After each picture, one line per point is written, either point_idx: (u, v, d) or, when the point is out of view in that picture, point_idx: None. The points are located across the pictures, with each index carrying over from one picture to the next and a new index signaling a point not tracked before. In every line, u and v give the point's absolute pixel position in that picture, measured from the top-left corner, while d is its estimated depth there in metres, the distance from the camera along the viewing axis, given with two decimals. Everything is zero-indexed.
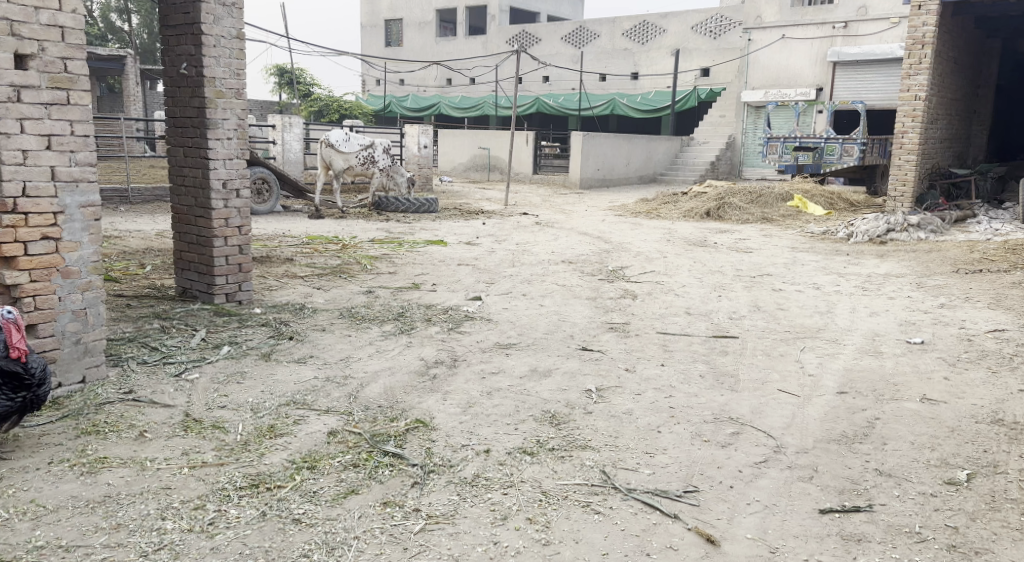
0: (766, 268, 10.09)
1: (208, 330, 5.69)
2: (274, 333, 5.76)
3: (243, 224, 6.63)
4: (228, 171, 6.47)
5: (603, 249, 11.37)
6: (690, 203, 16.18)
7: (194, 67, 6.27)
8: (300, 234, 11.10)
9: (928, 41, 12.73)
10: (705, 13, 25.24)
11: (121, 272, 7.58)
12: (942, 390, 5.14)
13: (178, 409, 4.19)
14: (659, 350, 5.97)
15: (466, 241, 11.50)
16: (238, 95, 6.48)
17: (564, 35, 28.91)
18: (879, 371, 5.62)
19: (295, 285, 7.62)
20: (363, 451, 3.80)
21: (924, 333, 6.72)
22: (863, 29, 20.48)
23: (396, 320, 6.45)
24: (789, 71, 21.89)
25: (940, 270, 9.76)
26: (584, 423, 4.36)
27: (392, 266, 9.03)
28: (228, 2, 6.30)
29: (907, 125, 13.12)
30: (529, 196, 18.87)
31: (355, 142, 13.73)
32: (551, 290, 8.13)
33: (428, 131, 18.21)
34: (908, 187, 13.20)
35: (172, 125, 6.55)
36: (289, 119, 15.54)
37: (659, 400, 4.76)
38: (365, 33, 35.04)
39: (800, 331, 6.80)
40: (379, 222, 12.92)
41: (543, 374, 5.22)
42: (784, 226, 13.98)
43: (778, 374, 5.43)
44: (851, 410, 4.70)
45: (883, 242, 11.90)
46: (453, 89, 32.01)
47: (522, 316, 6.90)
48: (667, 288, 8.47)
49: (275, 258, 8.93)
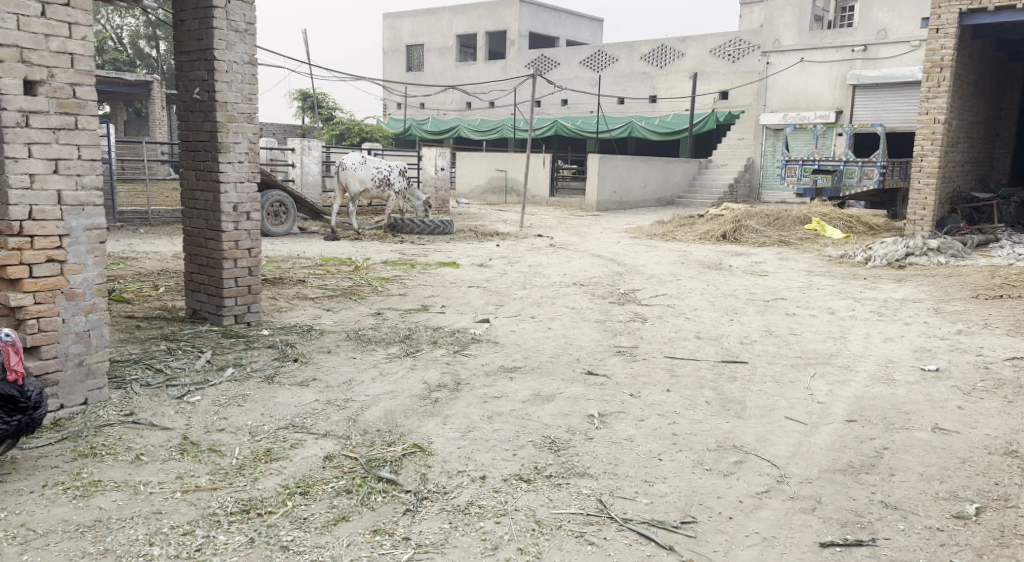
0: (780, 292, 10.00)
1: (214, 352, 5.71)
2: (280, 355, 5.76)
3: (253, 246, 6.66)
4: (239, 194, 6.51)
5: (616, 271, 11.33)
6: (707, 226, 16.10)
7: (206, 92, 6.35)
8: (314, 256, 11.17)
9: (947, 64, 12.64)
10: (724, 37, 25.24)
11: (134, 293, 7.65)
12: (954, 419, 5.03)
13: (175, 432, 4.21)
14: (665, 375, 5.90)
15: (478, 263, 11.51)
16: (250, 119, 6.54)
17: (583, 59, 29.07)
18: (891, 399, 5.50)
19: (304, 306, 7.65)
20: (358, 476, 3.80)
21: (940, 360, 6.60)
22: (883, 52, 20.40)
23: (402, 342, 6.44)
24: (807, 94, 21.84)
25: (958, 295, 9.62)
26: (584, 449, 4.31)
27: (403, 288, 9.05)
28: (240, 28, 6.38)
29: (926, 148, 12.99)
30: (546, 219, 18.87)
31: (371, 165, 13.83)
32: (560, 313, 8.10)
33: (445, 153, 18.34)
34: (927, 210, 13.04)
35: (185, 149, 6.61)
36: (308, 142, 15.69)
37: (661, 427, 4.69)
38: (387, 57, 35.45)
39: (811, 356, 6.71)
40: (394, 244, 12.97)
41: (546, 398, 5.18)
42: (801, 250, 13.85)
43: (786, 402, 5.34)
44: (859, 440, 4.61)
45: (902, 266, 11.75)
46: (473, 113, 32.24)
47: (529, 339, 6.86)
48: (678, 312, 8.41)
49: (287, 279, 8.98)
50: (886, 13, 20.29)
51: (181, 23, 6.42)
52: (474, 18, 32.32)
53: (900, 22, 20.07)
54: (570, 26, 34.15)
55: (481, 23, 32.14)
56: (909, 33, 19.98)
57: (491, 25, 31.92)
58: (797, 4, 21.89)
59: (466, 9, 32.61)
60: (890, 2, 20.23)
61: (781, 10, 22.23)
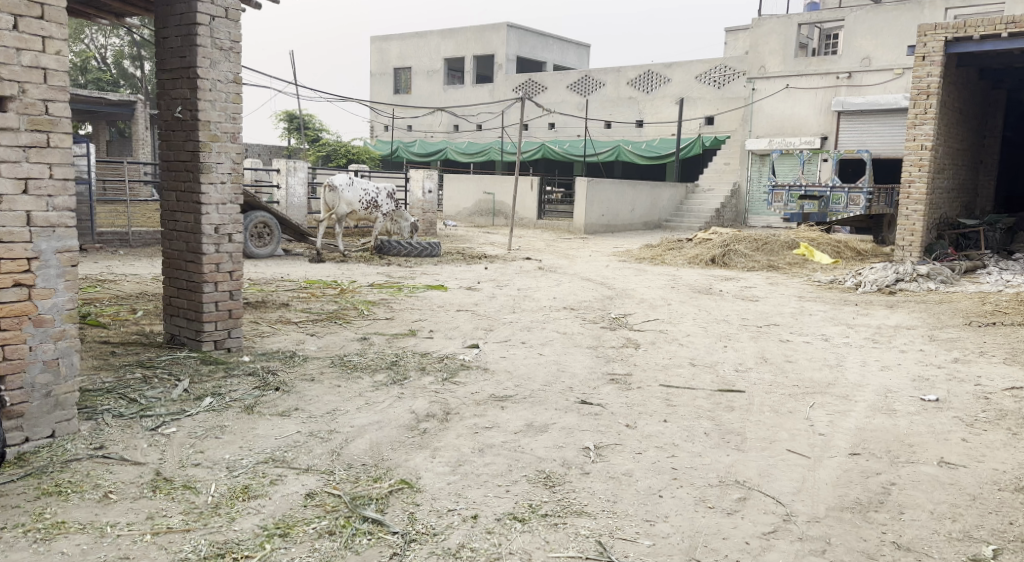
0: (772, 318, 9.86)
1: (192, 380, 5.46)
2: (260, 383, 5.52)
3: (235, 269, 6.43)
4: (221, 216, 6.30)
5: (606, 295, 11.18)
6: (695, 250, 16.00)
7: (189, 111, 6.15)
8: (298, 278, 10.94)
9: (933, 91, 12.66)
10: (709, 63, 25.39)
11: (110, 317, 7.39)
12: (960, 453, 4.87)
13: (148, 467, 3.97)
14: (661, 404, 5.70)
15: (466, 286, 11.31)
16: (234, 139, 6.35)
17: (570, 84, 29.12)
18: (893, 430, 5.34)
19: (287, 331, 7.41)
20: (341, 516, 3.58)
21: (939, 390, 6.45)
22: (867, 80, 20.57)
23: (388, 368, 6.22)
24: (793, 120, 21.90)
25: (952, 322, 9.52)
26: (580, 485, 4.10)
27: (389, 312, 8.83)
28: (225, 46, 6.21)
29: (914, 174, 12.96)
30: (534, 241, 18.74)
31: (359, 187, 13.65)
32: (550, 338, 7.90)
33: (432, 176, 18.22)
34: (916, 236, 12.99)
35: (165, 169, 6.40)
36: (295, 163, 15.49)
37: (660, 460, 4.49)
38: (374, 80, 35.41)
39: (808, 386, 6.53)
40: (381, 266, 12.75)
41: (539, 429, 4.97)
42: (791, 275, 13.76)
43: (787, 434, 5.16)
44: (864, 474, 4.44)
45: (892, 291, 11.68)
46: (460, 136, 32.21)
47: (520, 366, 6.66)
48: (671, 338, 8.24)
49: (270, 303, 8.74)
50: (870, 41, 20.53)
51: (164, 40, 6.24)
52: (462, 42, 32.39)
53: (883, 49, 20.31)
54: (557, 51, 34.30)
55: (469, 48, 32.21)
56: (893, 61, 20.15)
57: (478, 49, 31.99)
58: (781, 31, 22.11)
59: (453, 33, 32.68)
60: (874, 30, 20.49)
61: (766, 36, 22.35)
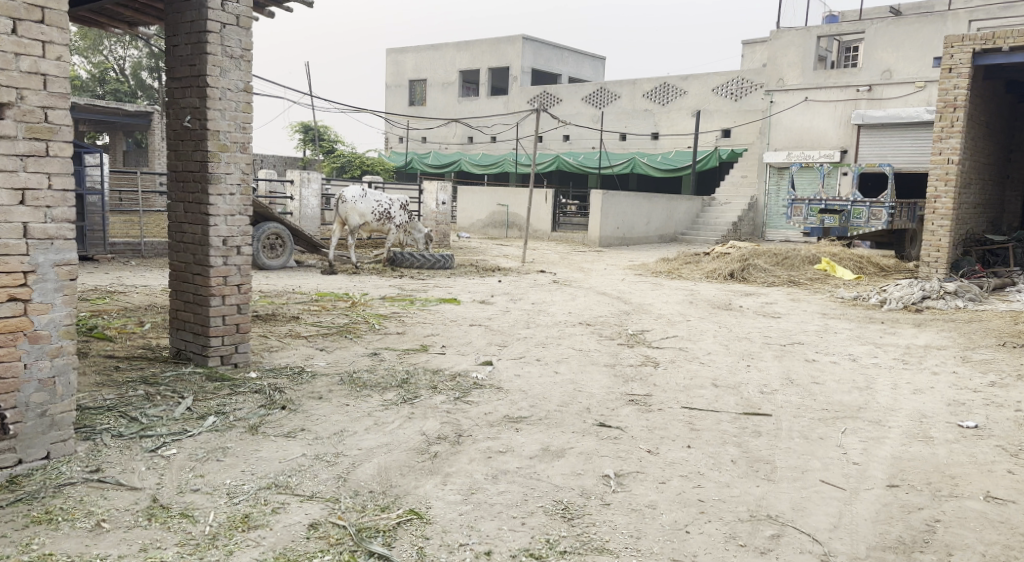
0: (795, 336, 9.55)
1: (196, 398, 5.24)
2: (266, 401, 5.29)
3: (243, 282, 6.23)
4: (229, 227, 6.10)
5: (623, 310, 10.92)
6: (713, 264, 15.71)
7: (198, 120, 5.97)
8: (309, 290, 10.74)
9: (960, 104, 12.33)
10: (727, 76, 25.13)
11: (116, 329, 7.22)
12: (1008, 487, 4.59)
13: (144, 492, 3.75)
14: (684, 429, 5.43)
15: (480, 299, 11.09)
16: (243, 149, 6.15)
17: (586, 96, 28.93)
18: (932, 460, 5.05)
19: (295, 345, 7.20)
20: (346, 550, 3.36)
21: (977, 416, 6.13)
22: (889, 93, 20.22)
23: (399, 387, 5.97)
24: (812, 133, 21.56)
25: (983, 342, 9.19)
26: (601, 518, 3.86)
27: (401, 326, 8.61)
28: (236, 54, 6.02)
29: (940, 189, 12.61)
30: (548, 254, 18.51)
31: (372, 198, 13.48)
32: (566, 355, 7.63)
33: (446, 187, 18.06)
34: (943, 252, 12.63)
35: (173, 179, 6.22)
36: (308, 174, 15.37)
37: (685, 491, 4.23)
38: (390, 92, 35.38)
39: (837, 410, 6.22)
40: (393, 279, 12.53)
41: (556, 455, 4.71)
42: (813, 291, 13.44)
43: (819, 462, 4.87)
44: (905, 509, 4.17)
45: (919, 309, 11.34)
46: (475, 147, 32.10)
47: (535, 385, 6.40)
48: (691, 356, 7.97)
49: (279, 316, 8.54)
50: (891, 53, 20.22)
51: (173, 48, 6.07)
52: (478, 54, 32.31)
53: (905, 62, 19.99)
54: (573, 63, 34.17)
55: (485, 59, 32.12)
56: (914, 74, 19.81)
57: (494, 61, 31.90)
58: (800, 44, 21.84)
59: (469, 45, 32.61)
60: (895, 43, 20.18)
61: (785, 49, 22.09)
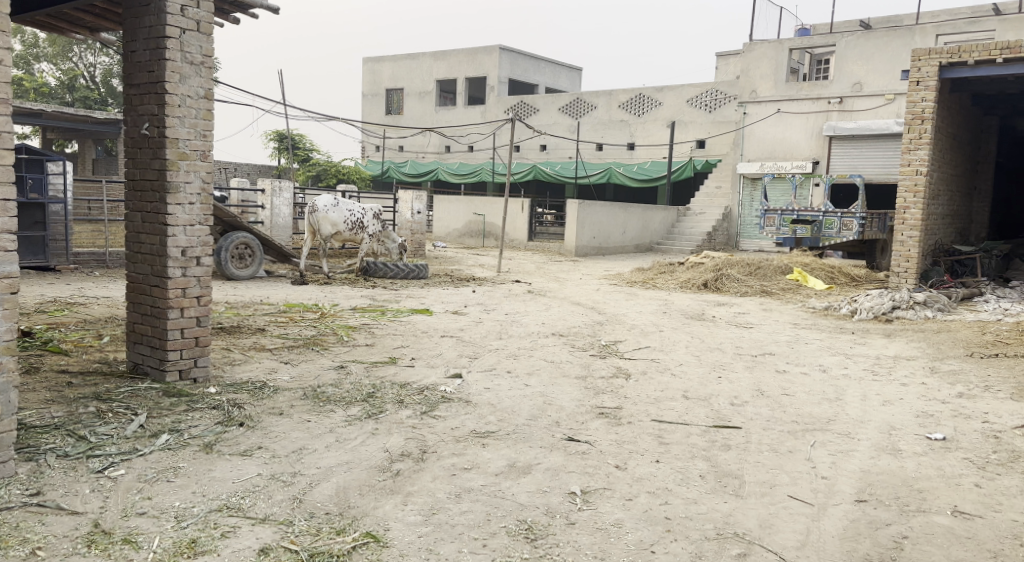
0: (767, 346, 9.52)
1: (150, 415, 5.06)
2: (223, 418, 5.13)
3: (202, 294, 6.06)
4: (189, 238, 5.94)
5: (597, 320, 10.85)
6: (687, 274, 15.71)
7: (156, 127, 5.81)
8: (277, 301, 10.56)
9: (928, 116, 12.44)
10: (701, 87, 25.29)
11: (74, 343, 7.01)
12: (975, 501, 4.56)
13: (86, 517, 3.60)
14: (653, 442, 5.35)
15: (452, 310, 10.99)
16: (204, 157, 5.99)
17: (561, 106, 28.96)
18: (901, 473, 5.01)
19: (259, 359, 7.03)
20: None
21: (945, 428, 6.12)
22: (859, 105, 20.46)
23: (364, 401, 5.83)
24: (785, 144, 21.73)
25: (952, 353, 9.23)
26: (564, 538, 3.77)
27: (370, 337, 8.46)
28: (197, 60, 5.89)
29: (909, 200, 12.70)
30: (524, 263, 18.44)
31: (344, 207, 13.31)
32: (537, 367, 7.53)
33: (421, 197, 17.96)
34: (912, 263, 12.71)
35: (131, 188, 6.05)
36: (280, 183, 15.16)
37: (652, 509, 4.15)
38: (365, 101, 35.19)
39: (807, 422, 6.17)
40: (366, 289, 12.37)
41: (522, 471, 4.61)
42: (785, 301, 13.47)
43: (787, 477, 4.81)
44: (873, 526, 4.14)
45: (889, 319, 11.38)
46: (451, 156, 32.02)
47: (504, 398, 6.29)
48: (663, 367, 7.90)
49: (245, 328, 8.36)
50: (861, 66, 20.42)
51: (131, 54, 5.91)
52: (454, 63, 32.28)
53: (875, 75, 20.19)
54: (549, 73, 34.25)
55: (461, 69, 32.09)
56: (884, 86, 20.04)
57: (470, 71, 31.88)
58: (773, 56, 21.99)
59: (446, 55, 32.57)
60: (865, 56, 20.39)
61: (757, 61, 22.23)
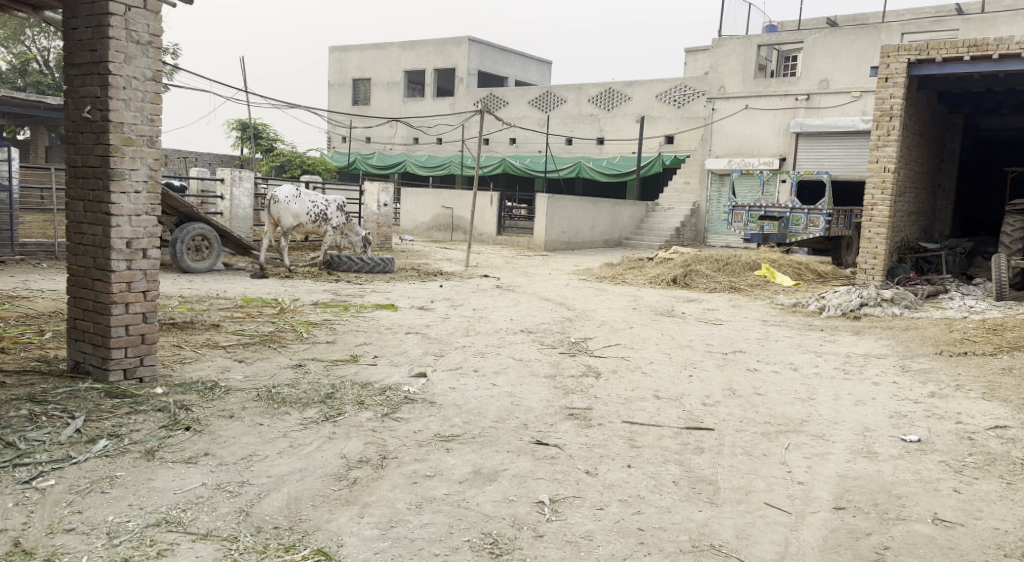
0: (737, 344, 9.38)
1: (89, 418, 4.73)
2: (168, 421, 4.82)
3: (149, 288, 5.71)
4: (134, 229, 5.59)
5: (566, 316, 10.64)
6: (656, 270, 15.56)
7: (99, 110, 5.45)
8: (234, 296, 10.16)
9: (896, 113, 12.40)
10: (670, 83, 25.25)
11: (11, 339, 6.61)
12: (955, 507, 4.42)
13: (6, 536, 3.30)
14: (624, 446, 5.13)
15: (419, 305, 10.70)
16: (151, 143, 5.64)
17: (531, 99, 28.69)
18: (878, 478, 4.86)
19: (212, 357, 6.69)
20: None
21: (920, 430, 5.99)
22: (826, 102, 20.47)
23: (322, 403, 5.53)
24: (752, 140, 21.71)
25: (921, 351, 9.18)
26: (531, 553, 3.54)
27: (331, 334, 8.14)
28: (143, 39, 5.53)
29: (877, 197, 12.68)
30: (492, 258, 18.15)
31: (306, 199, 12.93)
32: (506, 366, 7.29)
33: (388, 189, 17.68)
34: (879, 260, 12.66)
35: (72, 175, 5.68)
36: (240, 172, 14.73)
37: (624, 519, 3.93)
38: (332, 91, 34.59)
39: (780, 423, 6.00)
40: (329, 284, 12.00)
41: (487, 478, 4.36)
42: (754, 297, 13.37)
43: (763, 483, 4.63)
44: (853, 535, 3.98)
45: (857, 316, 11.32)
46: (419, 148, 31.64)
47: (470, 398, 6.04)
48: (634, 366, 7.69)
49: (198, 324, 8.00)
50: (828, 63, 20.45)
51: (72, 31, 5.54)
52: (422, 54, 31.86)
53: (841, 72, 20.22)
54: (518, 66, 34.00)
55: (429, 60, 31.70)
56: (851, 84, 20.08)
57: (439, 62, 31.49)
58: (741, 52, 21.98)
59: (414, 45, 32.13)
60: (832, 53, 20.41)
61: (726, 57, 22.21)
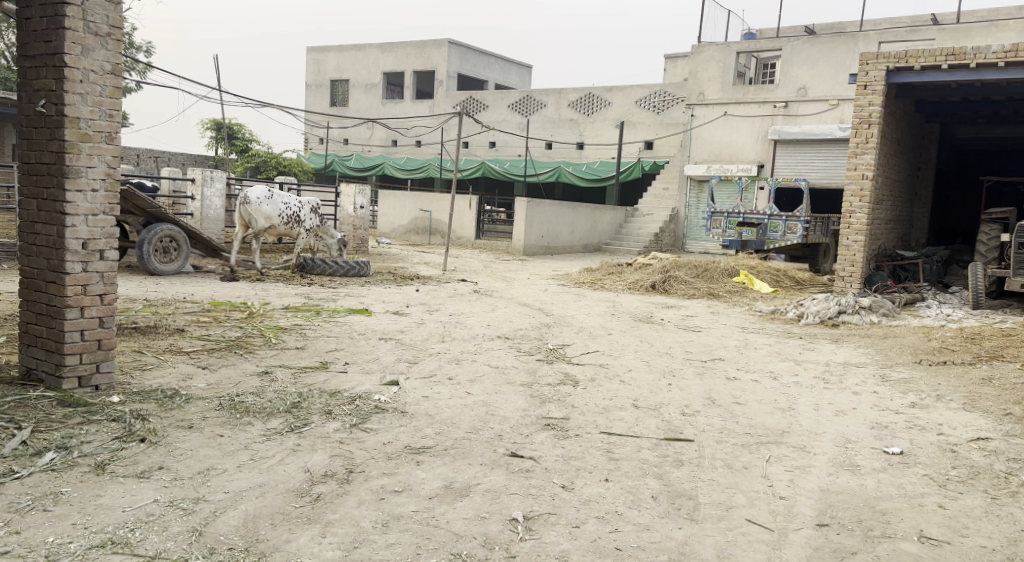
0: (716, 351, 9.26)
1: (36, 429, 4.48)
2: (122, 432, 4.57)
3: (106, 292, 5.45)
4: (90, 228, 5.33)
5: (543, 322, 10.46)
6: (634, 276, 15.42)
7: (54, 105, 5.19)
8: (202, 299, 9.89)
9: (875, 121, 12.35)
10: (649, 89, 25.23)
11: None
12: (940, 524, 4.29)
13: None
14: (601, 459, 4.95)
15: (393, 310, 10.47)
16: (110, 139, 5.39)
17: (511, 103, 28.54)
18: (861, 493, 4.72)
19: (174, 363, 6.43)
20: None
21: (902, 442, 5.86)
22: (803, 110, 20.53)
23: (287, 413, 5.30)
24: (730, 147, 21.70)
25: (901, 360, 9.09)
26: None
27: (301, 340, 7.89)
28: (102, 31, 5.28)
29: (855, 205, 12.61)
30: (470, 262, 17.95)
31: (279, 200, 12.64)
32: (480, 373, 7.08)
33: (365, 191, 17.39)
34: (856, 267, 12.61)
35: (26, 172, 5.41)
36: (211, 173, 14.39)
37: (601, 537, 3.77)
38: (309, 92, 34.22)
39: (761, 434, 5.86)
40: (302, 288, 11.71)
41: (459, 493, 4.16)
42: (731, 304, 13.27)
43: (744, 498, 4.46)
44: (837, 555, 3.84)
45: (835, 324, 11.24)
46: (397, 150, 31.36)
47: (444, 408, 5.84)
48: (612, 374, 7.53)
49: (162, 328, 7.72)
50: (806, 71, 20.50)
51: (26, 22, 5.29)
52: (401, 56, 31.59)
53: (819, 80, 20.29)
54: (498, 70, 33.87)
55: (409, 62, 31.44)
56: (828, 92, 20.14)
57: (419, 64, 31.24)
58: (720, 59, 21.97)
59: (393, 47, 31.87)
60: (810, 61, 20.45)
61: (705, 63, 22.18)
